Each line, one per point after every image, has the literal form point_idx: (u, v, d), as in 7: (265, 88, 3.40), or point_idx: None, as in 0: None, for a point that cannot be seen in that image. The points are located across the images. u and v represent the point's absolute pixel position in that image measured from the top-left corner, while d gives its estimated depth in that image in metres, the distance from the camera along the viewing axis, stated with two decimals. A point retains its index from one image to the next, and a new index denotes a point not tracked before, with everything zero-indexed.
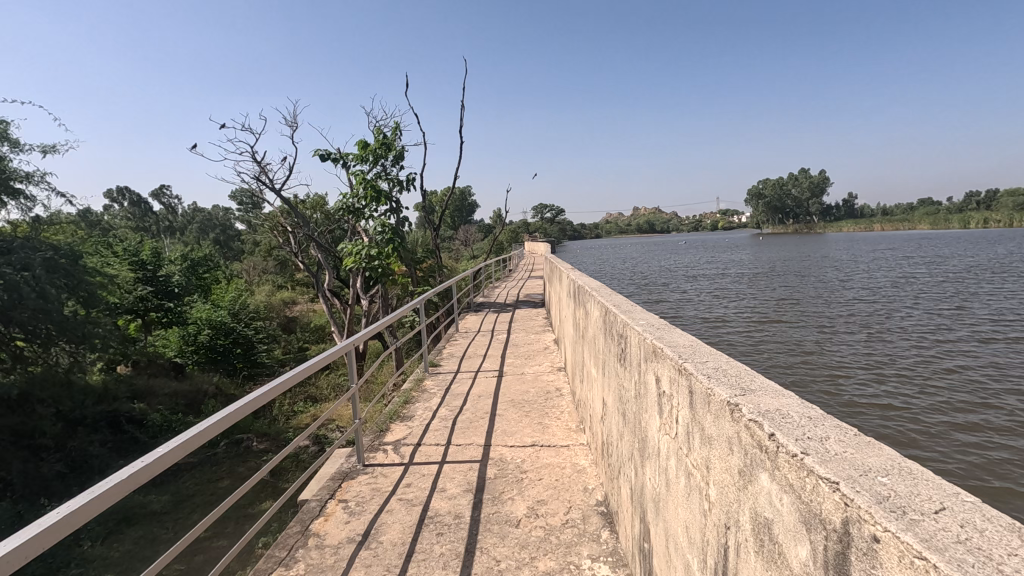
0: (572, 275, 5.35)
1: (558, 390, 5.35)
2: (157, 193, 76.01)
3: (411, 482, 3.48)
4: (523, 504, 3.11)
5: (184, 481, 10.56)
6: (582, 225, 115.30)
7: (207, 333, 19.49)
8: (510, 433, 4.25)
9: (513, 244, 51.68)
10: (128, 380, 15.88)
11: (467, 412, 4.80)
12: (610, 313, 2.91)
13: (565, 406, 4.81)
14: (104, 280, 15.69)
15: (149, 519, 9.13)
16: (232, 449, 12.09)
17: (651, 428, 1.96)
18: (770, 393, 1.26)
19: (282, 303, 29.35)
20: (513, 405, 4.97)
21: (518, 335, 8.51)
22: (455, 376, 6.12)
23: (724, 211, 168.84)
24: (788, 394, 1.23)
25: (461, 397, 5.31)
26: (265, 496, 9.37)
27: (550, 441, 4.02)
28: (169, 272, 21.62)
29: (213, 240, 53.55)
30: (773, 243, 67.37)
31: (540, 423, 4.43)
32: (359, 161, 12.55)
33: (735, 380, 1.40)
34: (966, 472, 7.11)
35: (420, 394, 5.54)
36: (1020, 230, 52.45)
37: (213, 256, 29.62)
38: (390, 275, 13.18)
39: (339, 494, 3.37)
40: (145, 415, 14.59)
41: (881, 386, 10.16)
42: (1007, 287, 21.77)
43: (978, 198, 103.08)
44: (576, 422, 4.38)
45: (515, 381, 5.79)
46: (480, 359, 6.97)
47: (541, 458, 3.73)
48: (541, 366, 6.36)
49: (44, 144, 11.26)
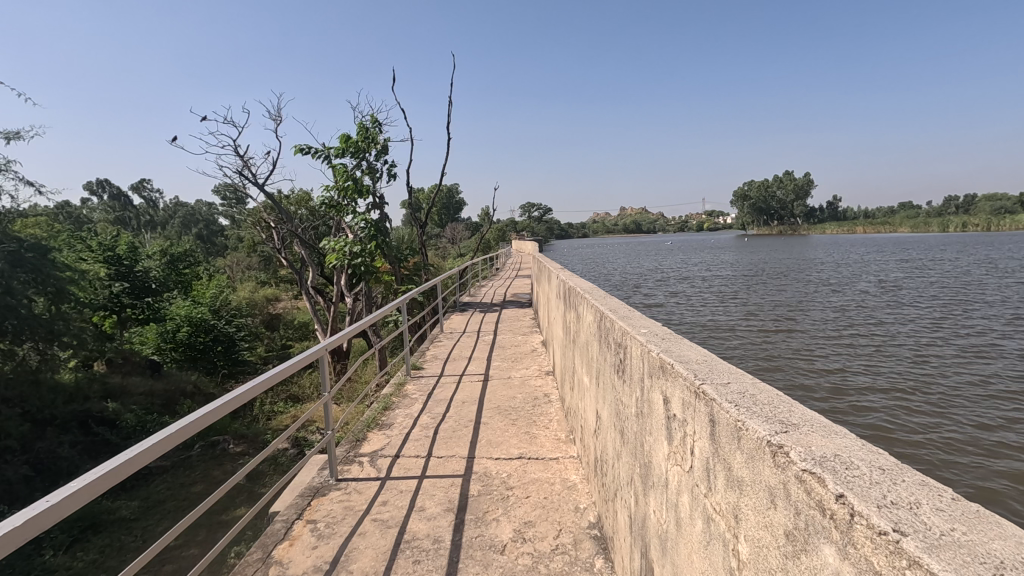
0: (562, 276, 5.09)
1: (547, 396, 5.08)
2: (140, 185, 74.41)
3: (387, 500, 3.20)
4: (508, 527, 2.85)
5: (156, 485, 10.16)
6: (571, 227, 115.34)
7: (187, 330, 18.95)
8: (496, 445, 3.98)
9: (500, 241, 51.33)
10: (101, 379, 15.32)
11: (451, 420, 4.53)
12: (607, 318, 2.65)
13: (554, 414, 4.56)
14: (74, 274, 15.15)
15: (117, 527, 8.72)
16: (206, 452, 11.66)
17: (657, 455, 1.72)
18: (818, 430, 1.02)
19: (265, 300, 28.72)
20: (498, 412, 4.70)
21: (504, 337, 8.21)
22: (438, 381, 5.85)
23: (711, 212, 169.65)
24: (842, 433, 0.98)
25: (444, 403, 5.05)
26: (239, 502, 9.00)
27: (538, 454, 3.76)
28: (146, 267, 21.03)
29: (196, 237, 52.47)
30: (760, 245, 67.63)
31: (527, 433, 4.17)
32: (341, 156, 12.22)
33: (769, 409, 1.15)
34: (958, 478, 6.98)
35: (400, 399, 5.26)
36: (1000, 236, 53.02)
37: (194, 251, 28.88)
38: (375, 272, 12.85)
39: (307, 514, 3.07)
40: (117, 415, 14.11)
41: (871, 388, 10.03)
42: (991, 291, 21.87)
43: (959, 203, 104.64)
44: (565, 432, 4.13)
45: (500, 386, 5.52)
46: (464, 362, 6.67)
47: (529, 472, 3.48)
48: (528, 370, 6.10)
49: (8, 132, 10.77)
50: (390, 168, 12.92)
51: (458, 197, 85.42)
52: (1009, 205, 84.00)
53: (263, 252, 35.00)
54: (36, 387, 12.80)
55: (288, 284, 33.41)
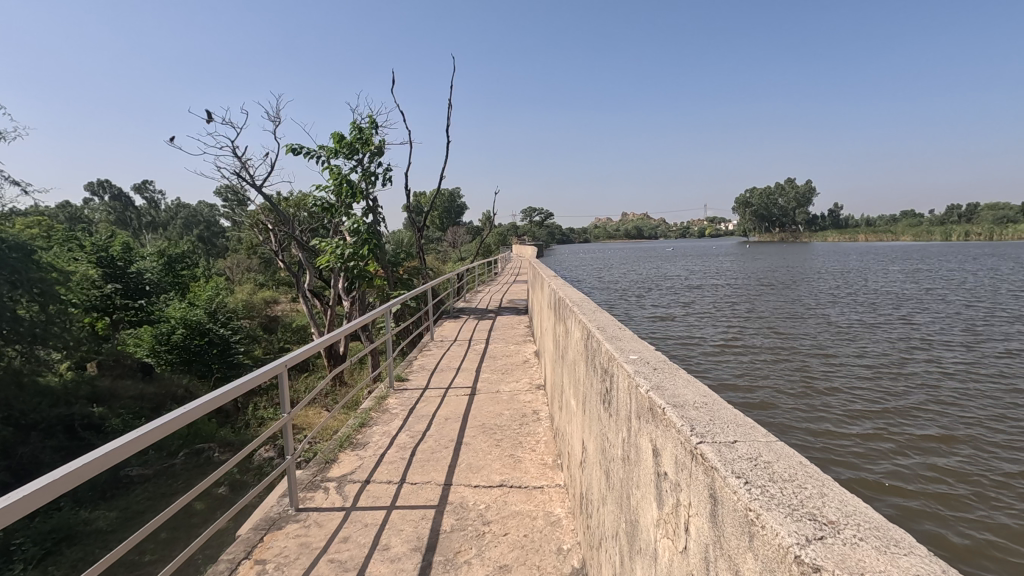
0: (553, 286, 4.77)
1: (536, 414, 4.73)
2: (143, 186, 74.38)
3: (349, 535, 2.87)
4: (480, 572, 2.52)
5: (136, 495, 9.82)
6: (572, 233, 115.38)
7: (182, 332, 18.28)
8: (477, 470, 3.64)
9: (502, 245, 51.26)
10: (90, 381, 15.04)
11: (430, 440, 4.19)
12: (593, 337, 2.33)
13: (542, 434, 4.22)
14: (61, 276, 14.86)
15: (92, 539, 8.39)
16: (191, 461, 11.29)
17: (645, 517, 1.39)
18: (880, 551, 0.69)
19: (263, 302, 28.40)
20: (482, 431, 4.36)
21: (496, 347, 7.85)
22: (422, 394, 5.51)
23: (713, 218, 169.47)
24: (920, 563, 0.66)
25: (426, 420, 4.71)
26: (220, 513, 8.64)
27: (522, 482, 3.42)
28: (141, 268, 20.77)
29: (197, 238, 52.34)
30: (761, 252, 67.46)
31: (511, 456, 3.84)
32: (334, 156, 11.95)
33: (794, 496, 0.82)
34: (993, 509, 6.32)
35: (379, 415, 4.93)
36: (1001, 247, 52.78)
37: (193, 253, 28.64)
38: (368, 275, 12.55)
39: (256, 552, 2.73)
40: (104, 420, 13.71)
41: (878, 401, 9.65)
42: (996, 304, 21.49)
43: (960, 212, 104.38)
44: (553, 455, 3.80)
45: (486, 401, 5.17)
46: (452, 374, 6.32)
47: (510, 504, 3.14)
48: (518, 384, 5.75)
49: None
50: (386, 170, 12.66)
51: (460, 201, 85.53)
52: (1011, 213, 83.94)
53: (263, 254, 34.83)
54: (21, 390, 12.50)
55: (287, 286, 33.17)
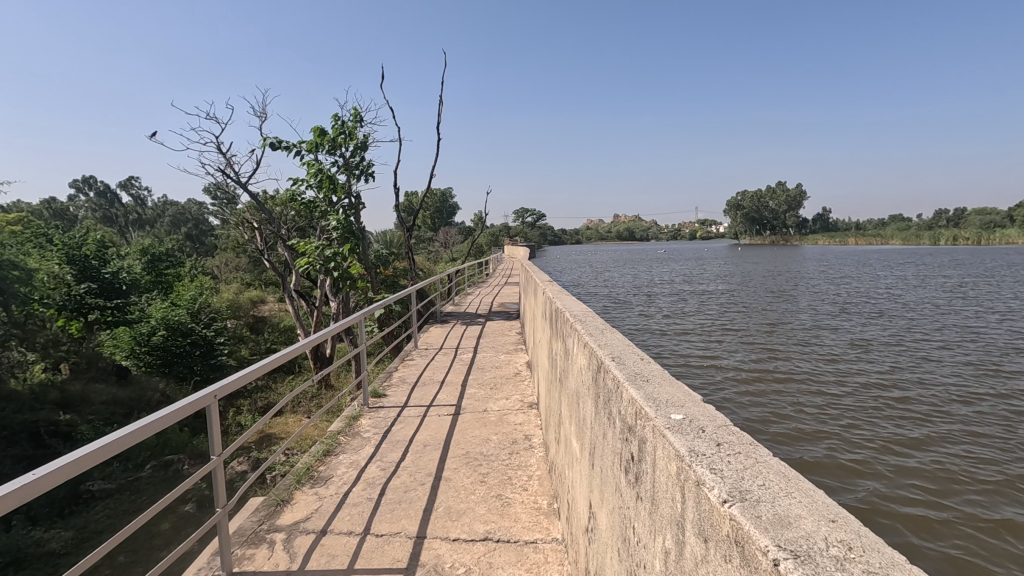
0: (548, 294, 4.17)
1: (528, 440, 4.12)
2: (129, 183, 72.45)
3: None
4: None
5: (96, 512, 9.08)
6: (563, 235, 114.51)
7: (163, 333, 17.13)
8: (457, 517, 3.02)
9: (492, 246, 50.27)
10: (60, 386, 14.15)
11: (405, 475, 3.57)
12: (608, 369, 1.73)
13: (535, 468, 3.61)
14: (25, 273, 13.97)
15: (43, 563, 7.61)
16: (158, 474, 10.55)
17: None
18: None
19: (249, 302, 27.46)
20: (466, 463, 3.74)
21: (484, 356, 7.22)
22: (400, 414, 4.89)
23: (703, 221, 169.55)
24: None
25: (401, 447, 4.10)
26: (185, 535, 7.92)
27: (510, 535, 2.80)
28: (120, 267, 19.84)
29: (183, 237, 51.00)
30: (751, 255, 67.26)
31: (498, 498, 3.22)
32: (314, 150, 11.29)
33: None
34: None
35: (350, 439, 4.30)
36: (986, 254, 52.72)
37: (177, 252, 27.63)
38: (351, 276, 11.82)
39: None
40: (72, 427, 12.72)
41: (891, 412, 9.11)
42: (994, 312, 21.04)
43: (943, 218, 105.39)
44: (549, 497, 3.19)
45: (472, 424, 4.54)
46: (436, 389, 5.69)
47: (497, 567, 2.54)
48: (508, 402, 5.13)
49: None
50: (370, 166, 12.01)
51: (451, 202, 84.41)
52: (997, 219, 84.44)
53: (250, 254, 33.82)
54: None
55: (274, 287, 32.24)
